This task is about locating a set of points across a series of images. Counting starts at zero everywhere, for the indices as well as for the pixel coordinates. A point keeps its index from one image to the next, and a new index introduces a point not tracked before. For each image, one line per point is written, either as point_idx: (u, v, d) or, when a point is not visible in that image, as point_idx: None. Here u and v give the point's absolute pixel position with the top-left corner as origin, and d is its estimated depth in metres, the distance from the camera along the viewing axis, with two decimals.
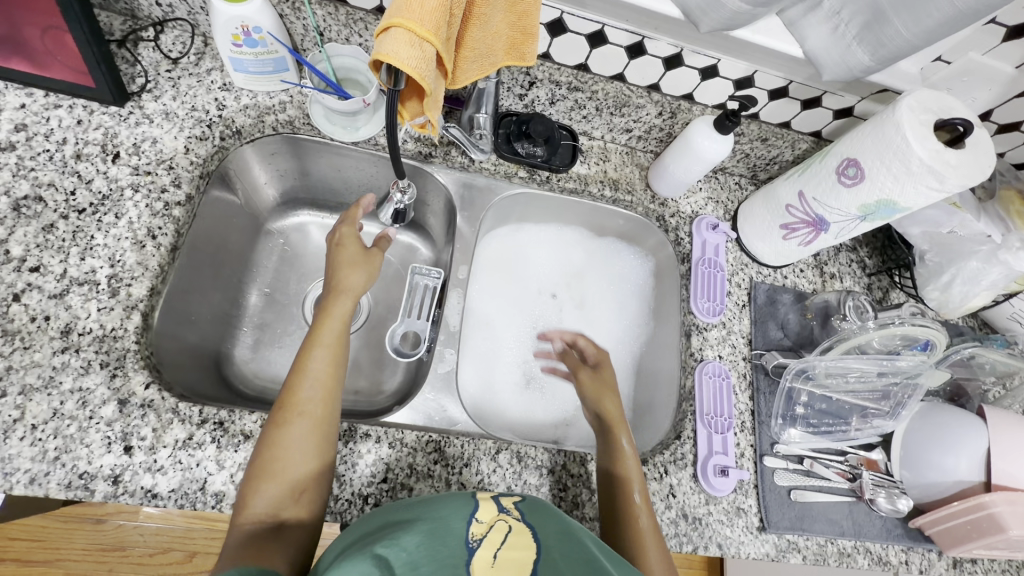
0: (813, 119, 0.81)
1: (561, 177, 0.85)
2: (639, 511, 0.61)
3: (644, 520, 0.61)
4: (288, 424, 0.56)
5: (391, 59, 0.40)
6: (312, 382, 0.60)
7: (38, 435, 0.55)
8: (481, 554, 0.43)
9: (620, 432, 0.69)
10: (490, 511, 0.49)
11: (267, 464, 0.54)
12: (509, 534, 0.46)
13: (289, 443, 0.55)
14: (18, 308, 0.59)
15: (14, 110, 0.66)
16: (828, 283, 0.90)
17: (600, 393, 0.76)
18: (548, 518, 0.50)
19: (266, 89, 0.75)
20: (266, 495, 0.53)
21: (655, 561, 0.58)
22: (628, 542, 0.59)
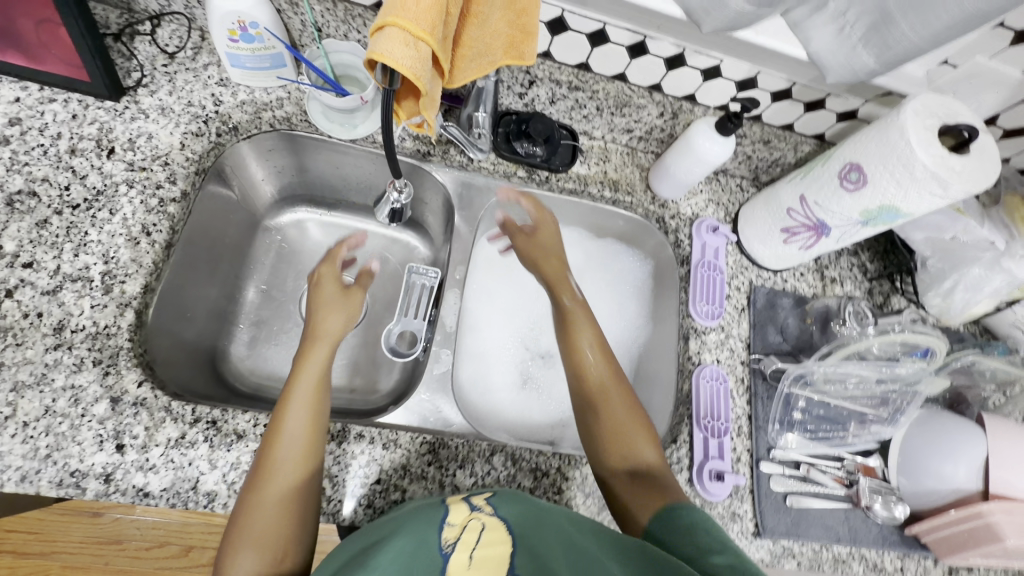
0: (816, 122, 0.81)
1: (561, 177, 0.84)
2: (600, 381, 0.69)
3: (606, 388, 0.68)
4: (264, 488, 0.54)
5: (384, 59, 0.40)
6: (291, 434, 0.58)
7: (29, 433, 0.55)
8: (456, 557, 0.48)
9: (562, 294, 0.76)
10: (462, 513, 0.53)
11: (244, 529, 0.52)
12: (483, 533, 0.51)
13: (268, 505, 0.54)
14: (10, 304, 0.58)
15: (9, 104, 0.66)
16: (829, 287, 0.89)
17: (533, 254, 0.80)
18: (518, 508, 0.55)
19: (264, 85, 0.75)
20: (246, 564, 0.51)
21: (625, 420, 0.66)
22: (597, 411, 0.67)
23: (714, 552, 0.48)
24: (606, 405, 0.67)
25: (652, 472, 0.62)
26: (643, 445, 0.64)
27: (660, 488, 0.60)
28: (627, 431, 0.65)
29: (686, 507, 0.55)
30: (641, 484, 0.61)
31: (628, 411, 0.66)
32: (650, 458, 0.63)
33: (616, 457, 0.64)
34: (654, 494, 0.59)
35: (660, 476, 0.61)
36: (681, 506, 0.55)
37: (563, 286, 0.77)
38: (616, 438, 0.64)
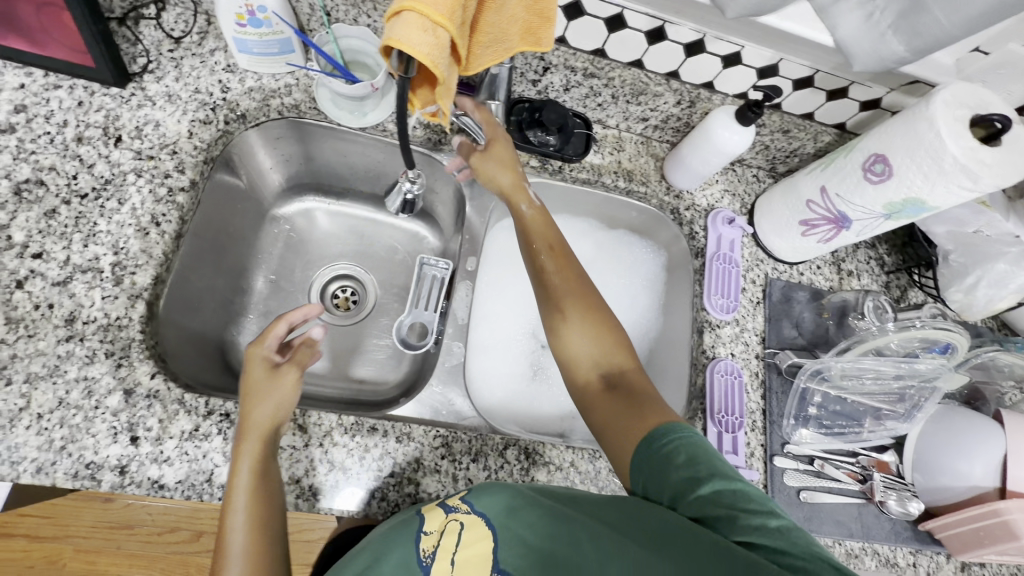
0: (838, 111, 0.78)
1: (574, 167, 0.82)
2: (563, 293, 0.64)
3: (565, 300, 0.64)
4: None
5: (401, 45, 0.38)
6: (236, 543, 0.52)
7: (44, 424, 0.55)
8: (439, 565, 0.53)
9: (518, 200, 0.70)
10: (438, 518, 0.56)
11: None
12: (463, 533, 0.54)
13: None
14: (21, 295, 0.58)
15: (13, 91, 0.64)
16: (845, 280, 0.88)
17: (489, 167, 0.71)
18: (493, 496, 0.56)
19: (272, 72, 0.73)
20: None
21: (592, 332, 0.62)
22: (561, 325, 0.63)
23: (699, 484, 0.48)
24: (569, 318, 0.63)
25: (628, 380, 0.59)
26: (617, 357, 0.61)
27: (641, 398, 0.57)
28: (594, 343, 0.62)
29: (672, 427, 0.52)
30: (620, 398, 0.58)
31: (595, 321, 0.63)
32: (624, 368, 0.60)
33: (587, 374, 0.61)
34: (638, 407, 0.56)
35: (636, 384, 0.59)
36: (677, 427, 0.52)
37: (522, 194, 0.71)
38: (587, 352, 0.61)
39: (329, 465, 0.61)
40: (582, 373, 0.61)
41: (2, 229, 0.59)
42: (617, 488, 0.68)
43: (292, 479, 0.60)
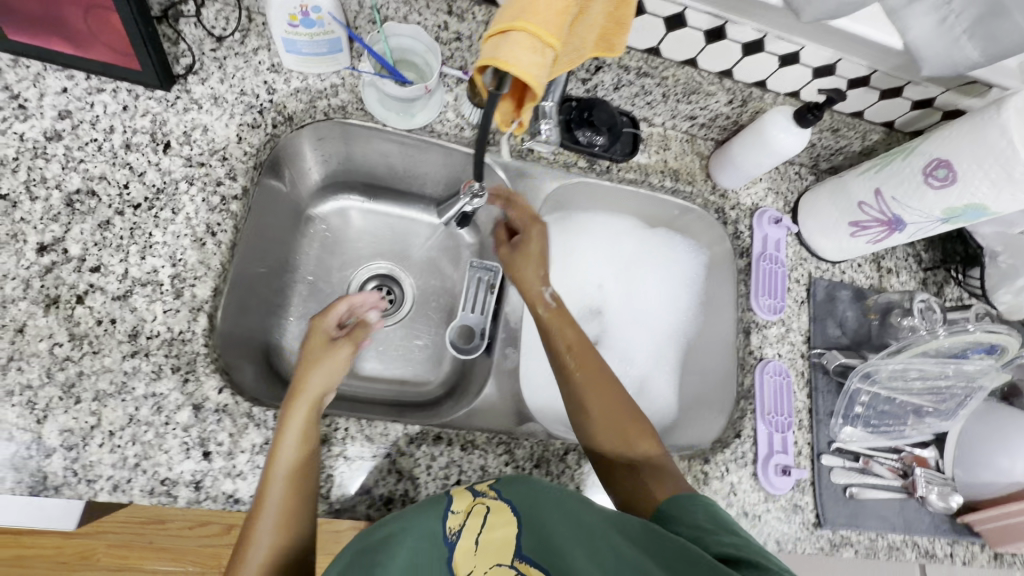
0: (889, 109, 0.78)
1: (621, 167, 0.81)
2: (585, 386, 0.68)
3: (587, 395, 0.68)
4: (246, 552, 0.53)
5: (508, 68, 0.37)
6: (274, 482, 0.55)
7: (117, 442, 0.55)
8: (462, 544, 0.52)
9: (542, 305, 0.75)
10: (465, 499, 0.56)
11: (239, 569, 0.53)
12: (488, 517, 0.54)
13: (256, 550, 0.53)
14: (83, 310, 0.57)
15: (56, 95, 0.61)
16: (885, 278, 0.89)
17: (514, 263, 0.78)
18: (522, 486, 0.56)
19: (317, 71, 0.70)
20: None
21: (613, 422, 0.66)
22: (584, 421, 0.67)
23: (718, 534, 0.52)
24: (592, 413, 0.66)
25: (652, 464, 0.63)
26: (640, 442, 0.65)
27: (669, 480, 0.61)
28: (617, 434, 0.65)
29: (693, 496, 0.56)
30: (646, 477, 0.62)
31: (615, 413, 0.66)
32: (647, 453, 0.64)
33: (615, 467, 0.64)
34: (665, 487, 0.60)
35: (660, 468, 0.62)
36: (693, 495, 0.56)
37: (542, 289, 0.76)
38: (611, 444, 0.65)
39: (398, 475, 0.62)
40: (609, 463, 0.64)
41: (57, 243, 0.58)
42: None
43: (363, 489, 0.61)
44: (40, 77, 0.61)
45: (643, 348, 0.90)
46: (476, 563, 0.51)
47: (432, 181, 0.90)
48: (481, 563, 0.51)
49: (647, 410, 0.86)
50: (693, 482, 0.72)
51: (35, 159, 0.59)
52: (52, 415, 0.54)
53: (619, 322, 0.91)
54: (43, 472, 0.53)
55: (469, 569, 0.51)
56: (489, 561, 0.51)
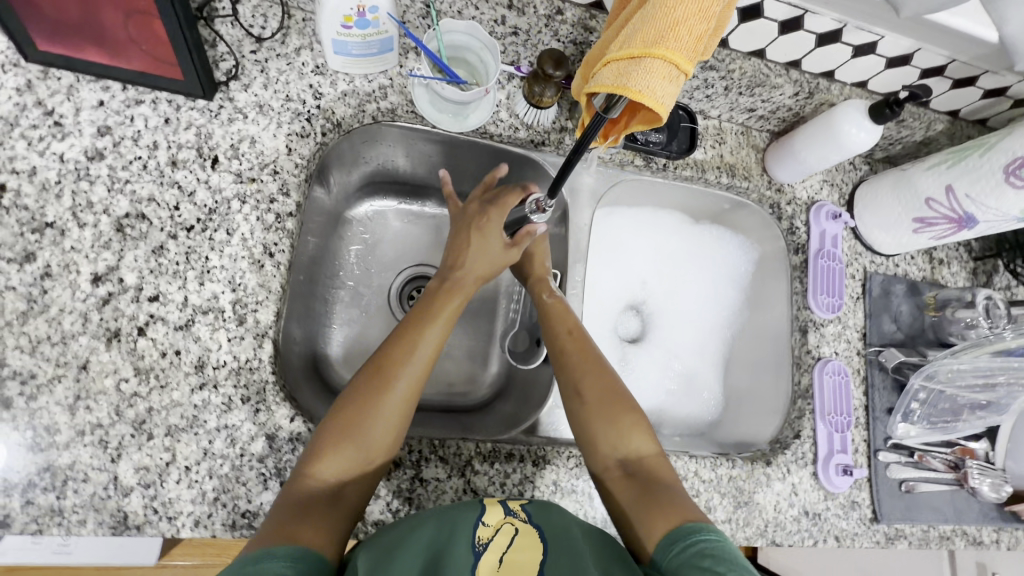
0: (957, 98, 0.75)
1: (677, 164, 0.78)
2: (577, 374, 0.64)
3: (582, 384, 0.64)
4: (381, 392, 0.54)
5: (642, 97, 0.36)
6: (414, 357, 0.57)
7: (193, 477, 0.53)
8: (486, 559, 0.50)
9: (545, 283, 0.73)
10: (496, 515, 0.54)
11: (344, 426, 0.53)
12: (515, 538, 0.52)
13: (371, 416, 0.53)
14: (146, 343, 0.54)
15: (92, 110, 0.57)
16: (937, 269, 0.87)
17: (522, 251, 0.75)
18: (556, 515, 0.55)
19: (364, 73, 0.66)
20: (339, 457, 0.52)
21: (609, 415, 0.61)
22: (576, 411, 0.63)
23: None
24: (587, 401, 0.63)
25: (644, 467, 0.59)
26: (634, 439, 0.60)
27: (664, 489, 0.56)
28: (612, 428, 0.61)
29: (690, 531, 0.51)
30: (636, 483, 0.58)
31: (612, 406, 0.62)
32: (642, 454, 0.60)
33: (607, 459, 0.60)
34: (657, 497, 0.56)
35: (653, 473, 0.58)
36: (697, 529, 0.51)
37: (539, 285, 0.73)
38: (607, 436, 0.61)
39: (473, 494, 0.61)
40: (601, 454, 0.60)
41: (112, 272, 0.55)
42: (736, 494, 0.71)
43: None
44: (74, 89, 0.57)
45: (692, 345, 0.89)
46: None
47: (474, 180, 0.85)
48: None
49: (696, 407, 0.87)
50: (756, 485, 0.72)
51: (79, 182, 0.55)
52: (126, 453, 0.52)
53: (667, 319, 0.89)
54: (123, 512, 0.51)
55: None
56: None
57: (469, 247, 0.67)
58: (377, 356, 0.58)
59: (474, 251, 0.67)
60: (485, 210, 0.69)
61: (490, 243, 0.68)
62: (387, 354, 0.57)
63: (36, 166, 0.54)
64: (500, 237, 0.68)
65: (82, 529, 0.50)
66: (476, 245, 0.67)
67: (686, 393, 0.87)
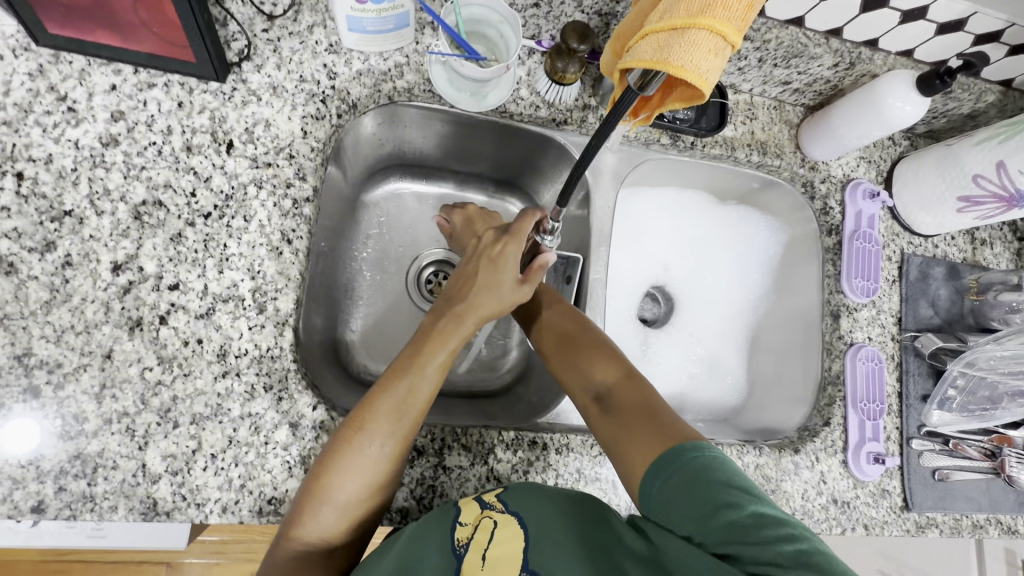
0: (1012, 67, 0.71)
1: (706, 142, 0.74)
2: (544, 327, 0.66)
3: (545, 341, 0.65)
4: (359, 447, 0.51)
5: (684, 72, 0.34)
6: (398, 415, 0.53)
7: (220, 464, 0.54)
8: (470, 559, 0.50)
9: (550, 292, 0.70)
10: (474, 510, 0.54)
11: (322, 492, 0.50)
12: (495, 533, 0.51)
13: (353, 479, 0.50)
14: (168, 331, 0.54)
15: (105, 94, 0.56)
16: (978, 250, 0.83)
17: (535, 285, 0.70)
18: (533, 501, 0.53)
19: (379, 50, 0.64)
20: (324, 521, 0.50)
21: (573, 359, 0.61)
22: (548, 367, 0.64)
23: (714, 514, 0.44)
24: (552, 352, 0.63)
25: (613, 394, 0.57)
26: (599, 371, 0.59)
27: (639, 413, 0.54)
28: (577, 369, 0.60)
29: (674, 455, 0.48)
30: (613, 419, 0.55)
31: (574, 349, 0.62)
32: (612, 382, 0.58)
33: (582, 400, 0.59)
34: (634, 428, 0.53)
35: (624, 396, 0.56)
36: (675, 451, 0.49)
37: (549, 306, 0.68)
38: (577, 381, 0.60)
39: (496, 482, 0.61)
40: (576, 398, 0.60)
41: (131, 261, 0.54)
42: (763, 482, 0.69)
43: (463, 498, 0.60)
44: (85, 73, 0.56)
45: (715, 329, 0.87)
46: None
47: (493, 162, 0.83)
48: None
49: (718, 392, 0.85)
50: (783, 473, 0.70)
51: (95, 169, 0.55)
52: (153, 441, 0.52)
53: (689, 303, 0.87)
54: (152, 498, 0.52)
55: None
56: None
57: (475, 281, 0.62)
58: (357, 410, 0.53)
59: (481, 286, 0.61)
60: (500, 240, 0.64)
61: (502, 278, 0.62)
62: (364, 409, 0.52)
63: (51, 153, 0.54)
64: (512, 270, 0.63)
65: (113, 515, 0.51)
66: (485, 280, 0.62)
67: (707, 378, 0.85)
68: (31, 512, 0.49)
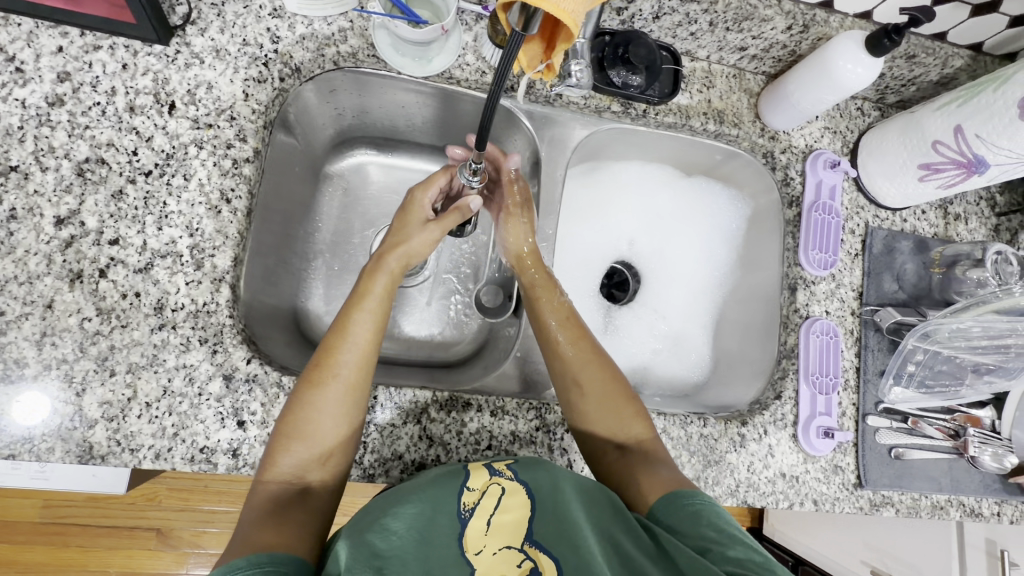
0: (975, 30, 0.69)
1: (659, 110, 0.74)
2: (575, 362, 0.61)
3: (583, 370, 0.61)
4: (321, 386, 0.54)
5: (543, 3, 0.34)
6: (352, 346, 0.56)
7: (154, 413, 0.56)
8: (474, 525, 0.49)
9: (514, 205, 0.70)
10: (482, 477, 0.51)
11: (291, 426, 0.52)
12: (503, 500, 0.50)
13: (317, 406, 0.53)
14: (106, 284, 0.56)
15: (52, 56, 0.58)
16: (952, 225, 0.81)
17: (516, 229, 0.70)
18: (545, 472, 0.52)
19: (323, 14, 0.65)
20: (293, 454, 0.52)
21: (609, 405, 0.59)
22: (569, 391, 0.61)
23: (726, 545, 0.45)
24: (587, 395, 0.60)
25: (642, 451, 0.57)
26: (633, 419, 0.59)
27: (658, 460, 0.57)
28: (611, 417, 0.59)
29: (694, 495, 0.50)
30: (637, 459, 0.57)
31: (609, 395, 0.60)
32: (640, 429, 0.59)
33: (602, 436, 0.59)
34: (657, 469, 0.55)
35: (652, 456, 0.57)
36: (688, 491, 0.51)
37: (521, 219, 0.70)
38: (606, 417, 0.59)
39: (429, 442, 0.62)
40: (599, 433, 0.59)
41: (73, 215, 0.56)
42: (707, 452, 0.68)
43: (395, 455, 0.61)
44: (33, 36, 0.58)
45: (679, 305, 0.85)
46: (486, 543, 0.48)
47: (453, 133, 0.83)
48: (491, 545, 0.48)
49: (680, 368, 0.84)
50: (729, 445, 0.69)
51: (41, 127, 0.57)
52: (90, 388, 0.55)
53: (652, 277, 0.86)
54: (88, 442, 0.54)
55: (481, 546, 0.48)
56: (499, 543, 0.48)
57: (393, 231, 0.67)
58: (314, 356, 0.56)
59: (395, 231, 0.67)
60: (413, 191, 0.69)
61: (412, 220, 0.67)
62: (322, 352, 0.56)
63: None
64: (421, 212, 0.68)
65: (50, 456, 0.53)
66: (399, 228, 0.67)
67: (670, 353, 0.84)
68: None
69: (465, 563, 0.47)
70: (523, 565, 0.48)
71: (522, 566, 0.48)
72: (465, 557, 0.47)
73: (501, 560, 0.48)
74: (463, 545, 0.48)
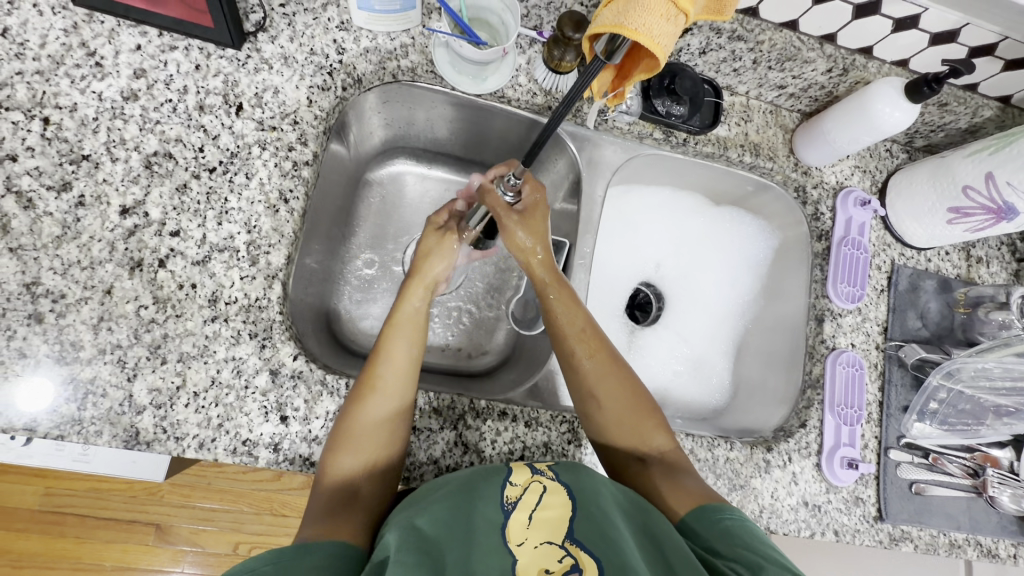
0: (1006, 83, 0.73)
1: (699, 140, 0.76)
2: (593, 375, 0.62)
3: (601, 385, 0.61)
4: (366, 399, 0.56)
5: (638, 35, 0.37)
6: (390, 361, 0.59)
7: (201, 403, 0.57)
8: (516, 517, 0.49)
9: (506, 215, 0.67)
10: (524, 474, 0.54)
11: (344, 433, 0.55)
12: (544, 496, 0.51)
13: (366, 412, 0.55)
14: (165, 274, 0.58)
15: (130, 53, 0.61)
16: (974, 268, 0.83)
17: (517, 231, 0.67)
18: (587, 477, 0.53)
19: (387, 30, 0.68)
20: (347, 460, 0.54)
21: (629, 419, 0.60)
22: (588, 407, 0.61)
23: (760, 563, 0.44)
24: (606, 410, 0.60)
25: (666, 464, 0.58)
26: (654, 435, 0.59)
27: (676, 471, 0.57)
28: (629, 430, 0.60)
29: (723, 509, 0.51)
30: (657, 472, 0.57)
31: (631, 411, 0.60)
32: (662, 446, 0.59)
33: (621, 454, 0.60)
34: (675, 483, 0.56)
35: (675, 468, 0.57)
36: (722, 507, 0.51)
37: (518, 229, 0.67)
38: (624, 431, 0.60)
39: (463, 448, 0.62)
40: (618, 451, 0.60)
41: (138, 206, 0.58)
42: (732, 477, 0.69)
43: (429, 459, 0.61)
44: (114, 33, 0.61)
45: (703, 330, 0.87)
46: (528, 536, 0.48)
47: (493, 150, 0.85)
48: (532, 538, 0.47)
49: (702, 392, 0.85)
50: (754, 470, 0.70)
51: (114, 120, 0.59)
52: (141, 374, 0.56)
53: (678, 301, 0.87)
54: (134, 428, 0.55)
55: (523, 539, 0.47)
56: (540, 538, 0.48)
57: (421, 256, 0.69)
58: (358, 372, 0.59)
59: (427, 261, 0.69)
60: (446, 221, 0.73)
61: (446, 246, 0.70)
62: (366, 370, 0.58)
63: (76, 103, 0.58)
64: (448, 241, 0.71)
65: (97, 440, 0.54)
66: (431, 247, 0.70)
67: (691, 376, 0.85)
68: (23, 430, 0.52)
69: (507, 553, 0.46)
70: (564, 560, 0.46)
71: (562, 561, 0.46)
72: (506, 546, 0.47)
73: (541, 553, 0.46)
74: (505, 536, 0.48)
